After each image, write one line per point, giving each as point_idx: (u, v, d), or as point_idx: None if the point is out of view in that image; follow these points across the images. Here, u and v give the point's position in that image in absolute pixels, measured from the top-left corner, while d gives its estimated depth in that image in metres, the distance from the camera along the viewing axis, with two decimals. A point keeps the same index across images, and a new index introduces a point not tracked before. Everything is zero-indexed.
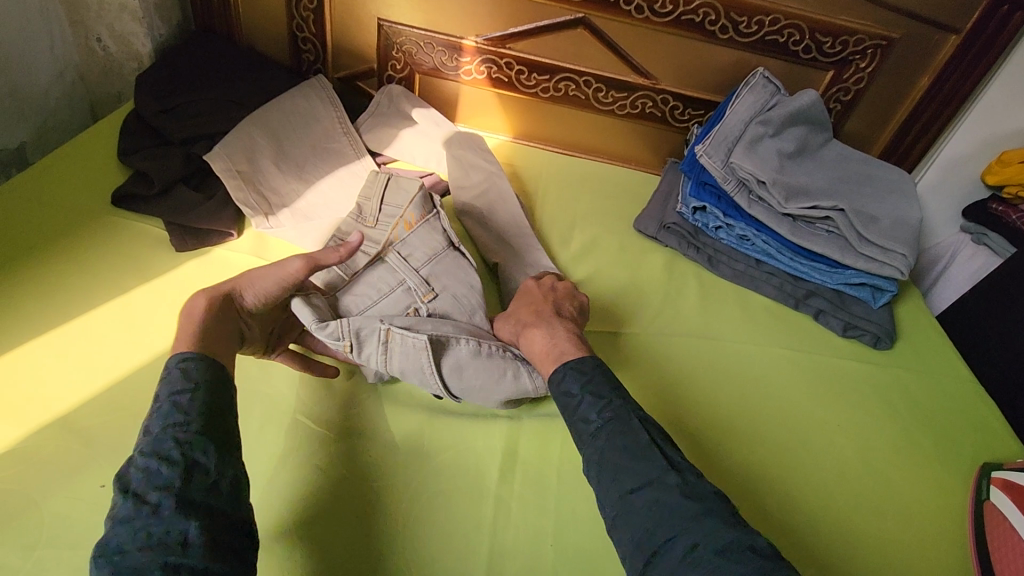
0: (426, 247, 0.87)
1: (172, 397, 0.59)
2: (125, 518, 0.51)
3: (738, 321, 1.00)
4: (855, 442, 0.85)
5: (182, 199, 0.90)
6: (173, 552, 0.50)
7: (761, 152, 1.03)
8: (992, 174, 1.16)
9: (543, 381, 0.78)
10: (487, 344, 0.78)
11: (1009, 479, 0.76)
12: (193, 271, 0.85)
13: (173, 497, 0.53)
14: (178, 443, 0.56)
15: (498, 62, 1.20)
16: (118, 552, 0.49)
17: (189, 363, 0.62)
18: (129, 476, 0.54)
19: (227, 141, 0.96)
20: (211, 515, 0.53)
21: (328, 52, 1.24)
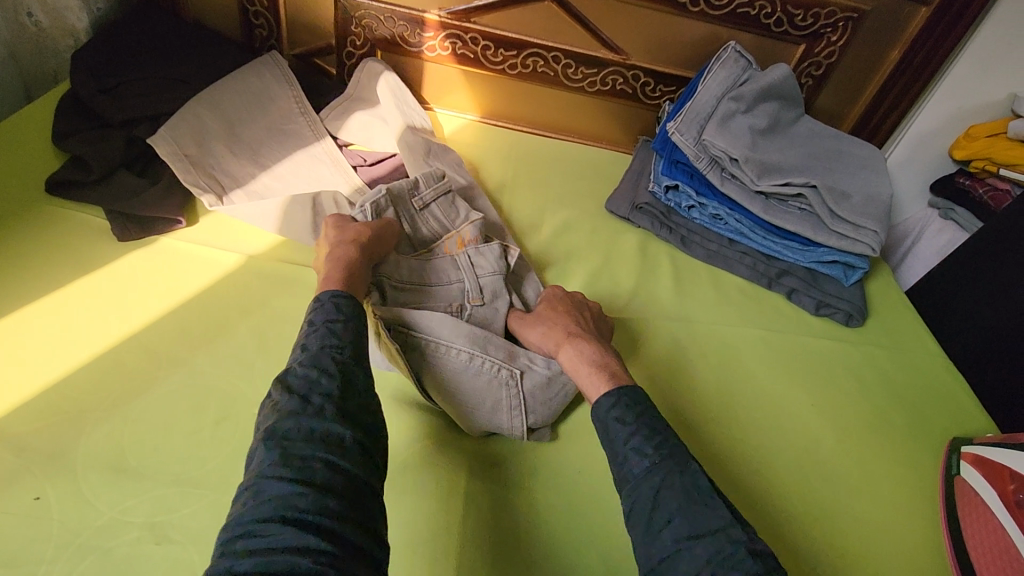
0: (495, 263, 0.86)
1: (328, 326, 0.64)
2: (293, 414, 0.55)
3: (713, 302, 0.98)
4: (828, 422, 0.84)
5: (127, 185, 0.84)
6: (331, 452, 0.54)
7: (733, 128, 1.02)
8: (959, 149, 1.18)
9: (521, 426, 0.73)
10: (480, 360, 0.76)
11: (981, 454, 0.76)
12: (140, 261, 0.78)
13: (336, 405, 0.58)
14: (336, 363, 0.61)
15: (463, 37, 1.14)
16: (284, 440, 0.53)
17: (342, 300, 0.67)
18: (291, 380, 0.59)
19: (172, 124, 0.90)
20: (358, 428, 0.57)
21: (282, 28, 1.17)
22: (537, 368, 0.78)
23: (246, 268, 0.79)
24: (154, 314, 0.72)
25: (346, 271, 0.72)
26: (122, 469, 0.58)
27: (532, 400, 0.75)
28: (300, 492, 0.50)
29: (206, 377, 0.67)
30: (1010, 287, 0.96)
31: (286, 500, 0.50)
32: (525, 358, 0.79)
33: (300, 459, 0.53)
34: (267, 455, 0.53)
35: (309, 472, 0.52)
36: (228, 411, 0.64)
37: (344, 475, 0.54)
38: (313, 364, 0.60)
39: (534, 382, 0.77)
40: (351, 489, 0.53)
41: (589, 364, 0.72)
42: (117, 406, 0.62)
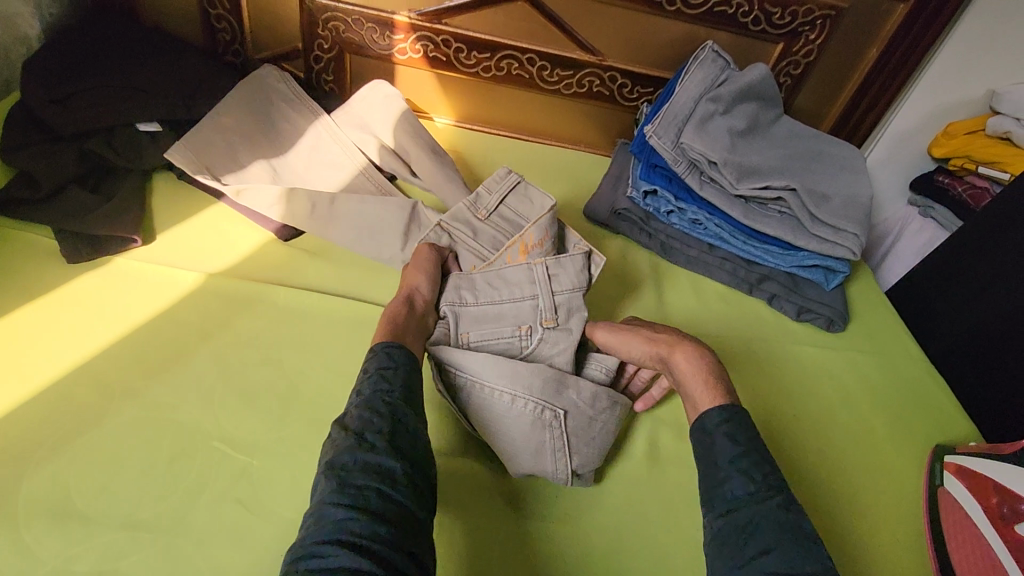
0: (574, 277, 0.80)
1: (381, 370, 0.64)
2: (349, 448, 0.57)
3: (694, 311, 0.96)
4: (811, 429, 0.83)
5: (78, 201, 0.80)
6: (384, 484, 0.56)
7: (712, 131, 0.99)
8: (938, 146, 1.17)
9: (565, 472, 0.68)
10: (523, 402, 0.69)
11: (962, 463, 0.75)
12: (92, 284, 0.74)
13: (391, 440, 0.58)
14: (387, 402, 0.61)
15: (435, 39, 1.11)
16: (341, 472, 0.55)
17: (394, 349, 0.66)
18: (349, 418, 0.60)
19: (191, 142, 0.90)
20: (410, 462, 0.58)
21: (245, 32, 1.12)
22: (584, 405, 0.72)
23: (206, 288, 0.76)
24: (107, 342, 0.68)
25: (395, 319, 0.71)
26: (69, 515, 0.55)
27: (578, 443, 0.69)
28: (355, 519, 0.52)
29: (162, 407, 0.63)
30: (990, 287, 0.95)
31: (343, 525, 0.52)
32: (574, 393, 0.72)
33: (353, 489, 0.54)
34: (325, 485, 0.55)
35: (364, 501, 0.54)
36: (185, 445, 0.61)
37: (396, 504, 0.55)
38: (367, 405, 0.60)
39: (578, 422, 0.70)
40: (404, 520, 0.54)
41: (703, 372, 0.71)
42: (63, 445, 0.59)
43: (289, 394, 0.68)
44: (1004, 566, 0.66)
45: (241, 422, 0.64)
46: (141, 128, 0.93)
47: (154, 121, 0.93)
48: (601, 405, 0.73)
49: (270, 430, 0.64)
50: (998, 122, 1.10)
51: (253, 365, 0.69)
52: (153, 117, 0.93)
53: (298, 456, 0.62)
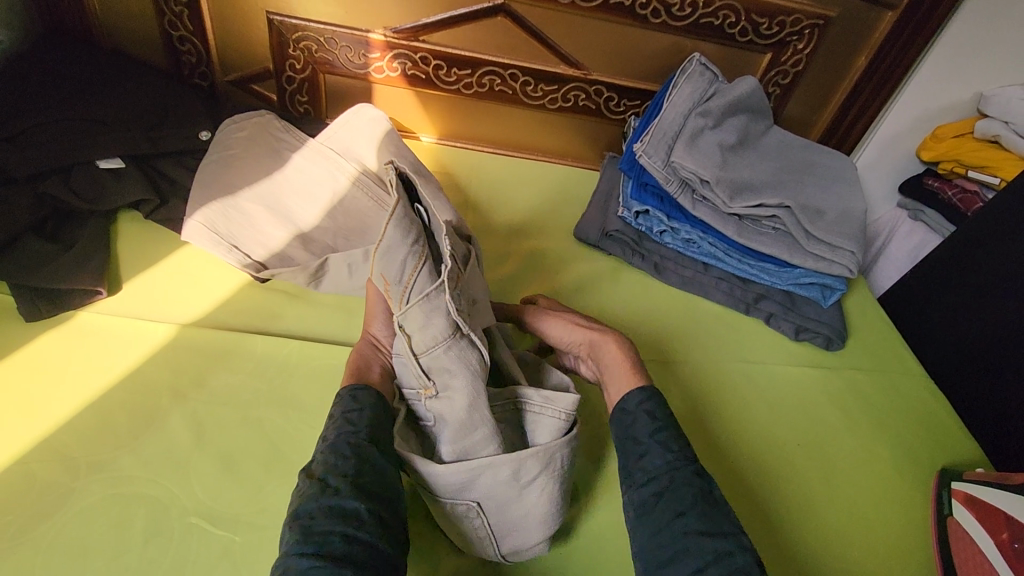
0: (427, 328, 0.61)
1: (345, 414, 0.60)
2: (312, 494, 0.54)
3: (692, 334, 0.93)
4: (752, 441, 0.81)
5: (32, 251, 0.74)
6: (350, 526, 0.52)
7: (703, 147, 0.97)
8: (927, 150, 1.16)
9: (495, 551, 0.63)
10: (438, 501, 0.62)
11: (970, 493, 0.73)
12: (52, 342, 0.69)
13: (355, 482, 0.55)
14: (354, 444, 0.58)
15: (413, 57, 1.06)
16: (307, 518, 0.52)
17: (360, 391, 0.63)
18: (314, 462, 0.57)
19: (207, 212, 0.82)
20: (378, 504, 0.55)
21: (212, 52, 1.06)
22: (505, 484, 0.62)
23: (178, 340, 0.71)
24: (70, 410, 0.63)
25: (355, 366, 0.68)
26: None
27: (506, 525, 0.62)
28: (318, 565, 0.49)
29: (130, 481, 0.59)
30: (987, 299, 0.93)
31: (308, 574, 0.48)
32: (488, 478, 0.61)
33: (319, 535, 0.51)
34: (290, 534, 0.52)
35: (330, 546, 0.51)
36: (160, 523, 0.57)
37: (365, 548, 0.52)
38: (332, 449, 0.58)
39: (497, 504, 0.62)
40: (373, 562, 0.51)
41: (626, 359, 0.73)
42: (24, 533, 0.54)
43: (272, 456, 0.63)
44: None
45: (219, 491, 0.60)
46: (102, 165, 0.86)
47: (116, 158, 0.87)
48: (528, 477, 0.62)
49: (252, 499, 0.60)
50: (986, 126, 1.09)
51: (232, 425, 0.65)
52: (116, 153, 0.86)
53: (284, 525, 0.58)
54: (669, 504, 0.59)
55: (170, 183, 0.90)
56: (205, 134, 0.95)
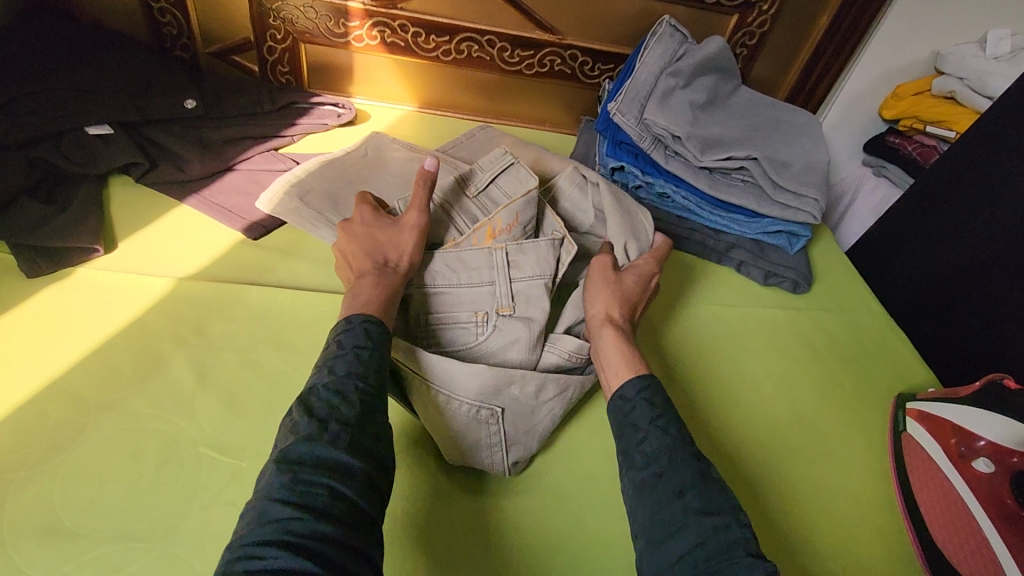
0: (536, 263, 0.75)
1: (358, 349, 0.60)
2: (307, 437, 0.53)
3: (693, 290, 0.98)
4: (742, 386, 0.85)
5: (29, 212, 0.77)
6: (336, 480, 0.51)
7: (674, 105, 1.01)
8: (888, 108, 1.22)
9: (500, 462, 0.66)
10: (460, 403, 0.66)
11: (923, 409, 0.78)
12: (52, 296, 0.72)
13: (349, 431, 0.54)
14: (359, 389, 0.58)
15: (391, 25, 1.08)
16: (293, 464, 0.51)
17: (372, 327, 0.63)
18: (312, 401, 0.56)
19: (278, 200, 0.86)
20: (367, 456, 0.54)
21: (192, 24, 1.08)
22: (527, 398, 0.68)
23: (175, 292, 0.74)
24: (78, 355, 0.66)
25: (375, 297, 0.67)
26: (57, 531, 0.54)
27: (517, 436, 0.67)
28: (299, 517, 0.48)
29: (140, 417, 0.62)
30: (939, 242, 0.99)
31: (285, 525, 0.48)
32: (517, 389, 0.68)
33: (305, 483, 0.50)
34: (275, 477, 0.51)
35: (313, 499, 0.50)
36: (169, 453, 0.60)
37: (348, 503, 0.51)
38: (337, 389, 0.57)
39: (516, 413, 0.67)
40: (353, 519, 0.50)
41: (623, 347, 0.71)
42: (39, 464, 0.58)
43: (271, 393, 0.67)
44: (969, 508, 0.69)
45: (225, 423, 0.63)
46: (91, 132, 0.88)
47: (105, 123, 0.89)
48: (546, 396, 0.69)
49: (255, 430, 0.63)
50: (943, 82, 1.15)
51: (231, 366, 0.69)
52: (104, 119, 0.89)
53: None
54: (645, 424, 0.63)
55: (157, 148, 0.92)
56: (190, 103, 0.97)
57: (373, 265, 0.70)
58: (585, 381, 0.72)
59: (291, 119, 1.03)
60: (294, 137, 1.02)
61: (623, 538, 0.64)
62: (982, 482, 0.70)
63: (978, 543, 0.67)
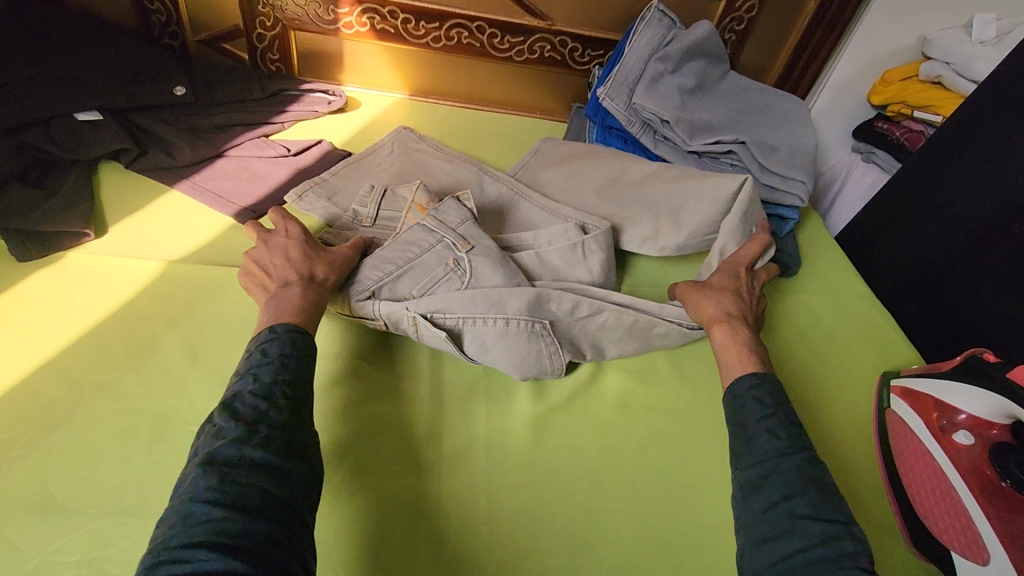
0: (458, 211, 0.80)
1: (285, 357, 0.60)
2: (236, 439, 0.51)
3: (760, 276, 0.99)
4: (823, 371, 0.86)
5: (19, 197, 0.77)
6: (269, 482, 0.50)
7: (662, 90, 1.03)
8: (876, 94, 1.23)
9: (562, 360, 0.73)
10: (514, 322, 0.71)
11: (908, 386, 0.79)
12: (42, 281, 0.72)
13: (279, 437, 0.53)
14: (287, 395, 0.57)
15: (381, 11, 1.08)
16: (221, 466, 0.50)
17: (297, 334, 0.63)
18: (238, 406, 0.54)
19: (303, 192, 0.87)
20: (299, 462, 0.53)
21: (181, 11, 1.08)
22: (567, 313, 0.75)
23: (165, 276, 0.74)
24: (69, 337, 0.67)
25: (305, 308, 0.66)
26: (51, 506, 0.55)
27: (566, 342, 0.75)
28: (229, 518, 0.47)
29: (132, 397, 0.63)
30: (927, 225, 0.99)
31: (216, 526, 0.46)
32: (555, 304, 0.75)
33: (235, 484, 0.49)
34: (203, 479, 0.49)
35: (244, 501, 0.48)
36: (163, 432, 0.61)
37: (282, 504, 0.50)
38: (264, 392, 0.56)
39: (560, 323, 0.75)
40: (286, 521, 0.49)
41: (737, 347, 0.72)
42: (31, 443, 0.58)
43: None
44: (949, 481, 0.69)
45: (216, 402, 0.64)
46: (80, 118, 0.88)
47: (94, 109, 0.89)
48: (583, 312, 0.76)
49: None
50: (930, 67, 1.15)
51: (223, 347, 0.69)
52: (93, 105, 0.89)
53: None
54: None
55: (147, 134, 0.92)
56: (179, 90, 0.97)
57: (301, 280, 0.68)
58: (622, 312, 0.77)
59: (279, 106, 1.03)
60: (285, 124, 1.02)
61: (613, 513, 0.65)
62: (963, 453, 0.70)
63: (957, 511, 0.67)
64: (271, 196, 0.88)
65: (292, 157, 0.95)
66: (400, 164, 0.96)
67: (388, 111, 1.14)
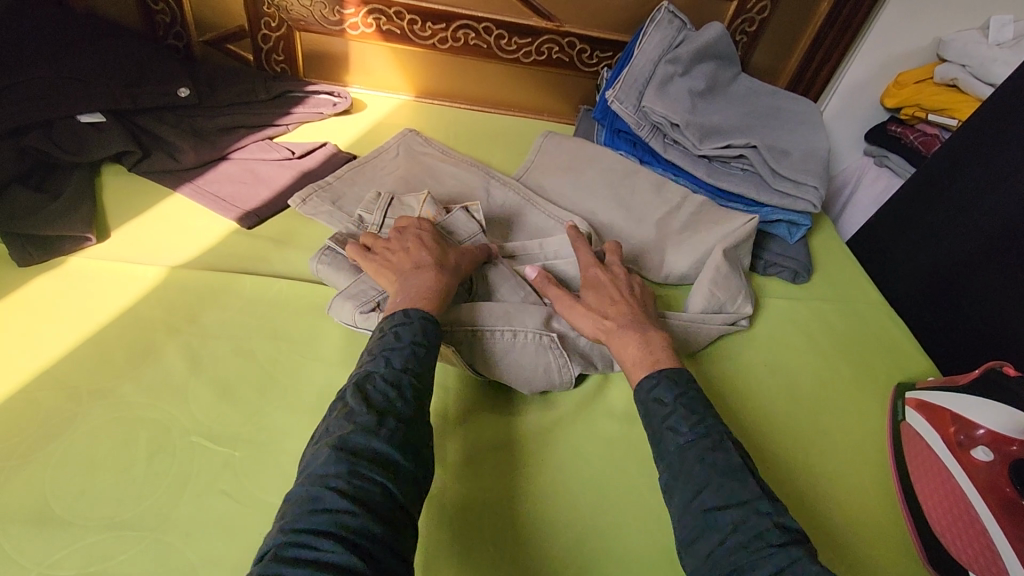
0: (465, 227, 0.81)
1: (417, 343, 0.59)
2: (365, 428, 0.51)
3: (771, 284, 0.97)
4: (821, 379, 0.84)
5: (21, 200, 0.76)
6: (388, 478, 0.49)
7: (672, 93, 1.01)
8: (890, 97, 1.20)
9: (572, 372, 0.72)
10: (524, 335, 0.71)
11: (924, 399, 0.77)
12: (44, 286, 0.71)
13: (404, 431, 0.52)
14: (414, 387, 0.56)
15: (387, 12, 1.07)
16: (351, 454, 0.49)
17: (428, 322, 0.62)
18: (369, 389, 0.54)
19: (309, 196, 0.85)
20: (418, 457, 0.52)
21: (185, 11, 1.07)
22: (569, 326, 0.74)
23: (168, 281, 0.73)
24: (69, 345, 0.66)
25: (435, 293, 0.65)
26: (49, 518, 0.54)
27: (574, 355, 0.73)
28: (352, 511, 0.46)
29: (131, 405, 0.62)
30: (943, 231, 0.97)
31: (339, 517, 0.45)
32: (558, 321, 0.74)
33: (361, 476, 0.48)
34: (332, 464, 0.48)
35: (364, 495, 0.47)
36: (162, 442, 0.60)
37: (395, 503, 0.48)
38: (394, 378, 0.55)
39: (571, 336, 0.74)
40: (399, 521, 0.48)
41: (632, 353, 0.66)
42: (30, 453, 0.57)
43: (264, 383, 0.66)
44: (969, 501, 0.67)
45: (217, 412, 0.63)
46: (83, 120, 0.88)
47: (96, 111, 0.89)
48: None
49: (247, 419, 0.63)
50: (946, 70, 1.12)
51: (224, 355, 0.68)
52: (96, 107, 0.88)
53: (275, 442, 0.61)
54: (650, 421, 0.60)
55: (150, 136, 0.91)
56: (183, 91, 0.96)
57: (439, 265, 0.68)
58: None
59: (285, 108, 1.02)
60: (289, 126, 1.01)
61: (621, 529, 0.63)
62: (980, 469, 0.68)
63: (975, 532, 0.65)
64: (275, 200, 0.87)
65: (296, 160, 0.94)
66: (406, 169, 0.94)
67: (394, 113, 1.13)
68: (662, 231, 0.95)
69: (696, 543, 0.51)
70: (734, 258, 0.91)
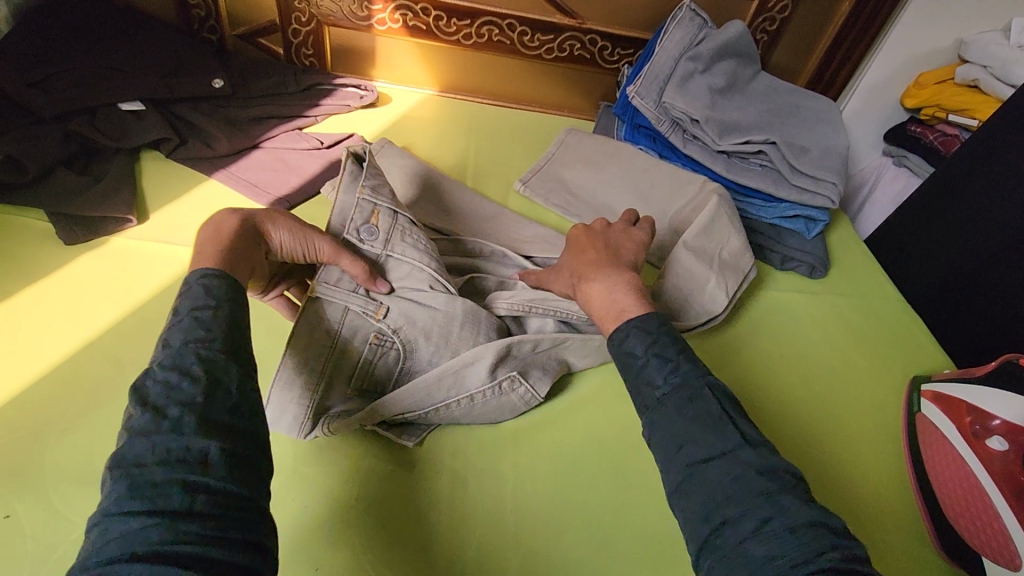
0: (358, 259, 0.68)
1: (195, 310, 0.48)
2: (143, 430, 0.41)
3: (788, 279, 0.98)
4: (837, 371, 0.85)
5: (67, 183, 0.80)
6: (190, 471, 0.40)
7: (693, 89, 1.03)
8: (911, 97, 1.20)
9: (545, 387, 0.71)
10: (481, 395, 0.67)
11: (938, 390, 0.78)
12: (89, 264, 0.74)
13: (199, 415, 0.43)
14: (204, 360, 0.45)
15: (413, 8, 1.10)
16: (134, 466, 0.40)
17: (212, 278, 0.51)
18: (147, 388, 0.44)
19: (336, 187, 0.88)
20: (236, 435, 0.44)
21: (219, 6, 1.10)
22: (528, 353, 0.70)
23: None
24: (112, 319, 0.69)
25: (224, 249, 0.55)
26: (97, 479, 0.57)
27: (541, 376, 0.71)
28: (155, 523, 0.38)
29: None
30: (963, 229, 0.97)
31: (142, 534, 0.37)
32: (517, 350, 0.69)
33: (153, 483, 0.39)
34: (115, 485, 0.39)
35: (164, 500, 0.39)
36: None
37: (217, 495, 0.40)
38: (174, 362, 0.45)
39: (532, 368, 0.70)
40: (236, 511, 0.41)
41: (603, 300, 0.65)
42: (77, 418, 0.60)
43: None
44: (984, 490, 0.68)
45: None
46: (124, 108, 0.92)
47: (136, 100, 0.92)
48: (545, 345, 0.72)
49: None
50: (966, 71, 1.13)
51: None
52: (135, 96, 0.92)
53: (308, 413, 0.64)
54: None
55: (185, 125, 0.95)
56: (217, 82, 0.99)
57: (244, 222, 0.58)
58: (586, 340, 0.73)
59: (314, 100, 1.05)
60: (317, 117, 1.04)
61: (639, 505, 0.65)
62: (994, 459, 0.69)
63: (989, 518, 0.66)
64: (305, 187, 0.90)
65: (325, 149, 0.97)
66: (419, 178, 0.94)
67: (419, 108, 1.15)
68: (675, 223, 0.97)
69: (680, 492, 0.51)
70: (708, 244, 0.88)
